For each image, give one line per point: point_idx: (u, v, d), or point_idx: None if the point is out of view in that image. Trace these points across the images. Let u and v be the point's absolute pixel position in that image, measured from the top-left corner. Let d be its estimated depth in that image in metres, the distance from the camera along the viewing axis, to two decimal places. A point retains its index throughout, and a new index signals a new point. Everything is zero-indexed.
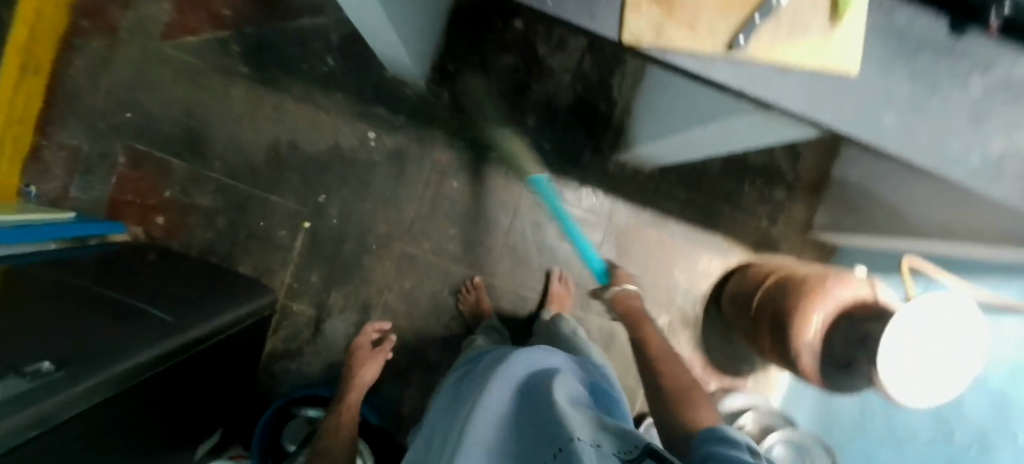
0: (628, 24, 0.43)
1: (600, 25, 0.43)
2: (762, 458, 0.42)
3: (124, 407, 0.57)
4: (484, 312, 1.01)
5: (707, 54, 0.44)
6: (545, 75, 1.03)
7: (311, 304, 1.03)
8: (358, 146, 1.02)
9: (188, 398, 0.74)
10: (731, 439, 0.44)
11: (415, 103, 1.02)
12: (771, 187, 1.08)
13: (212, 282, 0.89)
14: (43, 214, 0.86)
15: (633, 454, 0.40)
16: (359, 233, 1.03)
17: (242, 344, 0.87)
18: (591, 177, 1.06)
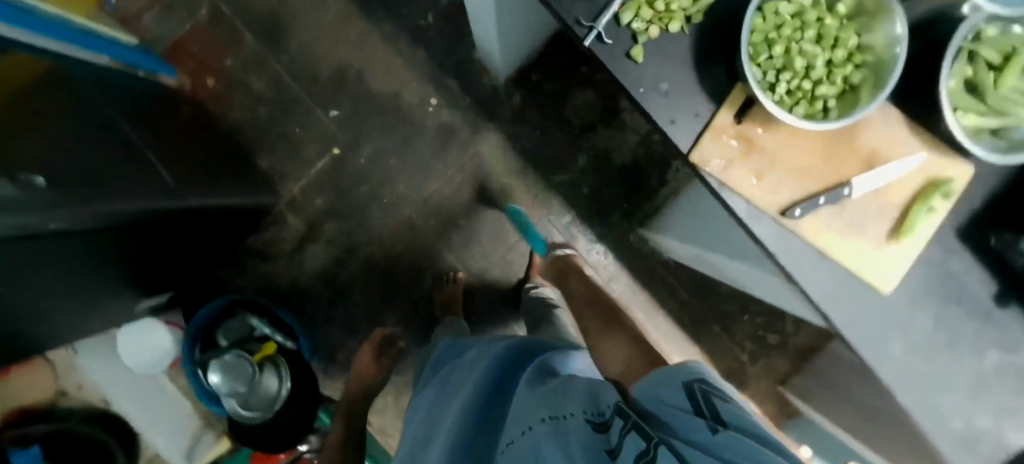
0: (700, 147, 0.43)
1: (675, 135, 0.44)
2: (705, 391, 0.33)
3: (104, 247, 0.59)
4: (450, 307, 0.98)
5: (759, 209, 0.44)
6: (615, 126, 1.02)
7: (304, 222, 1.04)
8: (417, 105, 1.03)
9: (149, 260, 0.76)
10: (696, 405, 0.32)
11: (486, 93, 1.02)
12: (769, 329, 1.05)
13: (229, 162, 0.93)
14: (114, 32, 0.88)
15: (602, 416, 0.35)
16: (377, 181, 1.04)
17: (218, 230, 0.88)
18: (609, 237, 1.05)
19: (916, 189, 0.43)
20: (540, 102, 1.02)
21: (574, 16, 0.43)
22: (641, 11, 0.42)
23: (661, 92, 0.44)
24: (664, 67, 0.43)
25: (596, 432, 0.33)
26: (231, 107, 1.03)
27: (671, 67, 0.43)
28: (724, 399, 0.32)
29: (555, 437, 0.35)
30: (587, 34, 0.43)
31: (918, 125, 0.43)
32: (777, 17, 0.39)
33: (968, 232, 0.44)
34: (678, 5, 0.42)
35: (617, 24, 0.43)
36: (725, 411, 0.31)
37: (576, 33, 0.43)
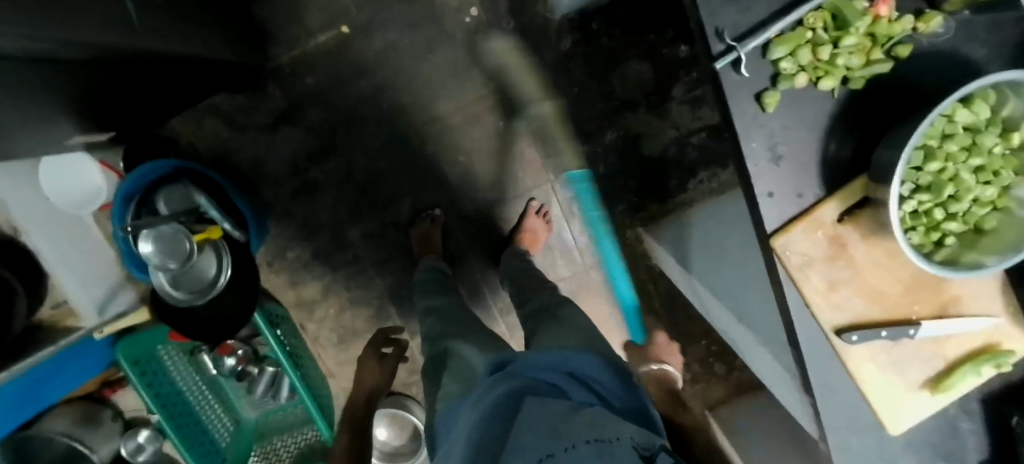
0: (788, 233, 0.37)
1: (764, 208, 0.37)
2: None
3: (35, 72, 0.45)
4: (428, 245, 0.90)
5: (811, 311, 0.39)
6: (661, 114, 0.87)
7: (286, 100, 0.89)
8: (453, 9, 0.84)
9: (80, 94, 0.59)
10: None
11: (537, 24, 0.85)
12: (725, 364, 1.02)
13: (226, 15, 0.78)
14: None
15: (652, 451, 0.32)
16: (382, 82, 0.88)
17: (167, 77, 0.70)
18: (607, 225, 0.95)
19: (973, 350, 0.40)
20: (591, 56, 0.85)
21: (716, 23, 0.33)
22: (798, 52, 0.33)
23: (774, 156, 0.36)
24: (790, 127, 0.35)
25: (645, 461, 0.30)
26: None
27: (798, 130, 0.35)
28: None
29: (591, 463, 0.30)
30: (722, 53, 0.33)
31: (1012, 286, 0.39)
32: (952, 124, 0.32)
33: (997, 402, 0.41)
34: (846, 61, 0.33)
35: (763, 55, 0.34)
36: None
37: (712, 46, 0.33)
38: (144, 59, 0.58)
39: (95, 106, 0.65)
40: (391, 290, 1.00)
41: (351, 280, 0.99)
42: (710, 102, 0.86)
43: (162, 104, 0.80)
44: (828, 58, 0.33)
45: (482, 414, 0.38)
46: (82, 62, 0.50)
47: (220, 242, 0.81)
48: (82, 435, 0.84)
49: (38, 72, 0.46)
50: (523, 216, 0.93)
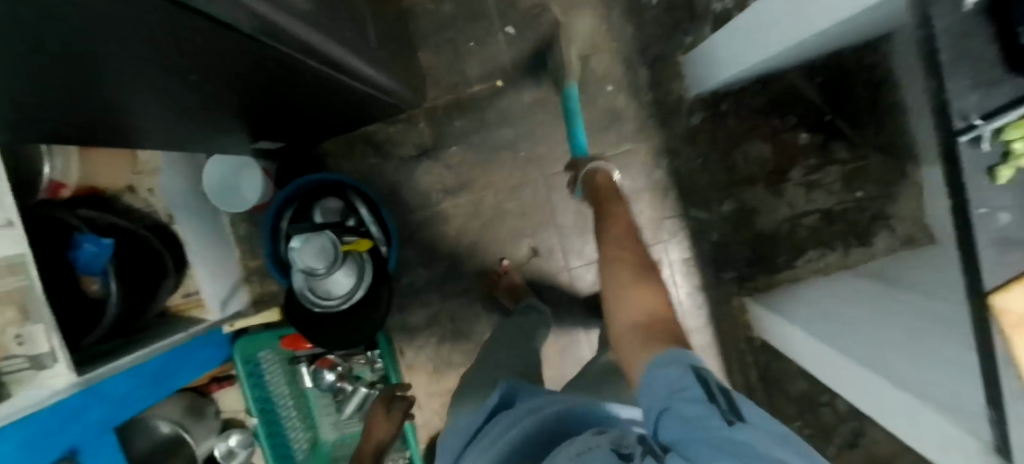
0: (1007, 295, 0.39)
1: (985, 272, 0.40)
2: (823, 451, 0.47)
3: (243, 62, 0.49)
4: (519, 295, 0.95)
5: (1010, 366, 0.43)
6: (775, 192, 0.95)
7: (431, 136, 0.97)
8: (598, 79, 0.94)
9: (255, 90, 0.62)
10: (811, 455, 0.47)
11: (670, 100, 0.94)
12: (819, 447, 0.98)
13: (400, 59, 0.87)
14: None
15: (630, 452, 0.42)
16: (523, 132, 0.97)
17: (337, 99, 0.76)
18: (712, 290, 0.98)
19: None
20: (716, 134, 0.94)
21: (959, 106, 0.39)
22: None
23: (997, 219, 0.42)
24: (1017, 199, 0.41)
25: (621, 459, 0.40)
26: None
27: None
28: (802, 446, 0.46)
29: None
30: (964, 130, 0.39)
31: None
32: None
33: None
34: None
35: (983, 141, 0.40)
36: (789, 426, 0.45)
37: (953, 124, 0.39)
38: (326, 78, 0.61)
39: (259, 107, 0.71)
40: (492, 326, 1.02)
41: (458, 311, 1.02)
42: (825, 187, 0.94)
43: (332, 125, 0.88)
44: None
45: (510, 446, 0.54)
46: (290, 70, 0.55)
47: (362, 257, 0.84)
48: (187, 423, 0.85)
49: (245, 58, 0.48)
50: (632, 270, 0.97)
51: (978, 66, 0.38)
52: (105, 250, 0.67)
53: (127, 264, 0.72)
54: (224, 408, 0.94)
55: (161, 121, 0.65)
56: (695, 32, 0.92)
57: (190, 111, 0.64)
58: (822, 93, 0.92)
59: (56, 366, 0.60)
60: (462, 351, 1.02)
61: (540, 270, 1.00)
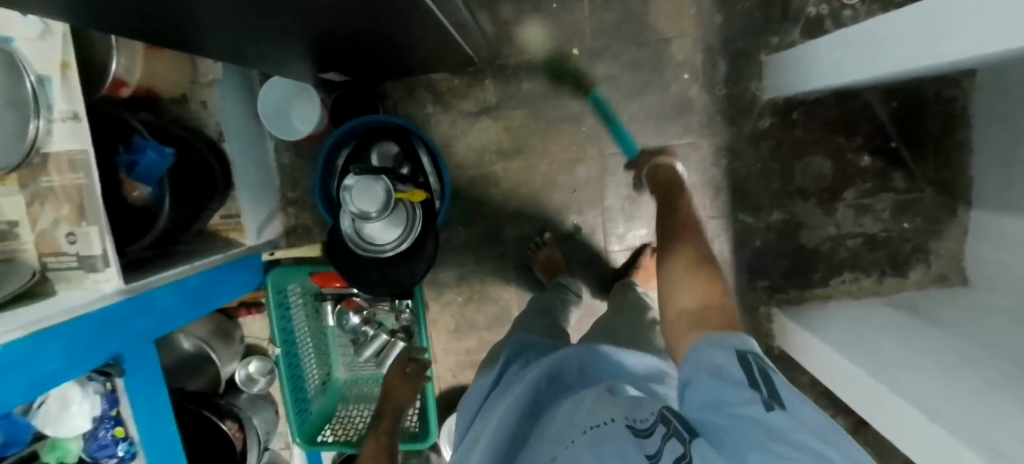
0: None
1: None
2: (752, 364, 0.37)
3: None
4: (553, 270, 0.94)
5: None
6: (825, 209, 0.95)
7: (496, 94, 0.95)
8: (676, 65, 0.92)
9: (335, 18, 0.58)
10: (752, 376, 0.35)
11: (744, 99, 0.92)
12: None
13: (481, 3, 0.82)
14: None
15: (647, 423, 0.38)
16: (589, 106, 0.94)
17: (412, 37, 0.71)
18: (742, 294, 1.00)
19: None
20: (780, 141, 0.93)
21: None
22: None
23: None
24: None
25: (636, 439, 0.37)
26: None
27: None
28: (768, 378, 0.35)
29: (595, 447, 0.38)
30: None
31: None
32: None
33: None
34: None
35: None
36: (763, 380, 0.35)
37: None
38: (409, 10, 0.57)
39: (339, 37, 0.67)
40: (521, 295, 1.02)
41: (490, 275, 1.02)
42: (874, 213, 0.95)
43: (400, 66, 0.85)
44: None
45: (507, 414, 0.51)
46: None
47: (414, 205, 0.82)
48: (213, 342, 0.84)
49: None
50: (637, 252, 0.97)
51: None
52: (166, 160, 0.65)
53: (178, 176, 0.70)
54: (249, 334, 0.94)
55: (239, 33, 0.62)
56: (782, 32, 0.90)
57: (261, 28, 0.60)
58: (895, 118, 0.91)
59: (108, 271, 0.59)
60: (487, 315, 1.03)
61: (579, 248, 1.00)
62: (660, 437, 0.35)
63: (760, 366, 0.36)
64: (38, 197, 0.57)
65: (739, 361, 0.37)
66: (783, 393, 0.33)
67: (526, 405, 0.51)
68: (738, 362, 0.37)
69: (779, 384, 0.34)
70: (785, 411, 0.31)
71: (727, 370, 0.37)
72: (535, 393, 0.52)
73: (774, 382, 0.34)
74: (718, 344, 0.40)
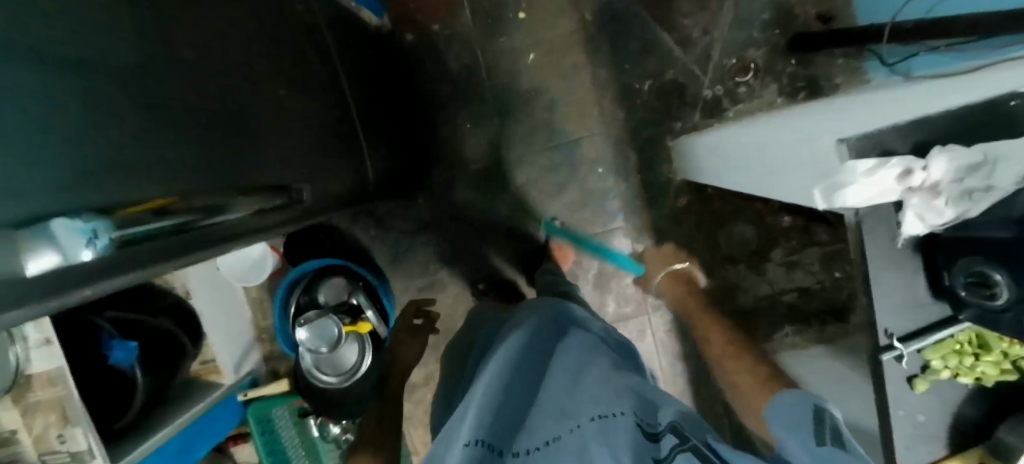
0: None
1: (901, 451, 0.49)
2: (832, 425, 0.45)
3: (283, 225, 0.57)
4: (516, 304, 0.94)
5: None
6: (757, 270, 0.99)
7: (430, 209, 1.03)
8: (589, 162, 1.00)
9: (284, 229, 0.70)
10: (827, 434, 0.44)
11: (659, 181, 0.99)
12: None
13: (399, 94, 0.95)
14: None
15: (655, 429, 0.40)
16: (518, 206, 1.02)
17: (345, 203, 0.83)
18: (694, 360, 1.04)
19: None
20: (702, 215, 0.99)
21: (884, 325, 0.46)
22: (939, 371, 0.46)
23: (912, 419, 0.48)
24: (923, 401, 0.48)
25: (650, 444, 0.38)
26: (404, 44, 1.00)
27: (933, 407, 0.48)
28: (845, 441, 0.43)
29: (605, 438, 0.38)
30: (887, 346, 0.46)
31: None
32: None
33: None
34: (981, 369, 0.46)
35: (919, 351, 0.46)
36: (840, 438, 0.43)
37: (879, 338, 0.46)
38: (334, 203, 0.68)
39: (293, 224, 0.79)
40: None
41: None
42: (806, 267, 0.99)
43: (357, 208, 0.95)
44: (970, 365, 0.46)
45: (506, 375, 0.47)
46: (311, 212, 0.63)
47: (365, 335, 0.90)
48: None
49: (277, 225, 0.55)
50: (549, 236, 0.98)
51: (881, 286, 0.45)
52: (131, 352, 0.75)
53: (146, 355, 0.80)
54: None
55: None
56: (683, 117, 0.98)
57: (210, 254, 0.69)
58: None
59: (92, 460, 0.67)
60: None
61: None
62: (669, 446, 0.37)
63: (836, 429, 0.45)
64: (28, 408, 0.68)
65: (820, 425, 0.45)
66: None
67: (519, 376, 0.48)
68: (816, 425, 0.45)
69: (851, 445, 0.42)
70: (844, 452, 0.40)
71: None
72: (528, 369, 0.50)
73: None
74: (792, 417, 0.49)
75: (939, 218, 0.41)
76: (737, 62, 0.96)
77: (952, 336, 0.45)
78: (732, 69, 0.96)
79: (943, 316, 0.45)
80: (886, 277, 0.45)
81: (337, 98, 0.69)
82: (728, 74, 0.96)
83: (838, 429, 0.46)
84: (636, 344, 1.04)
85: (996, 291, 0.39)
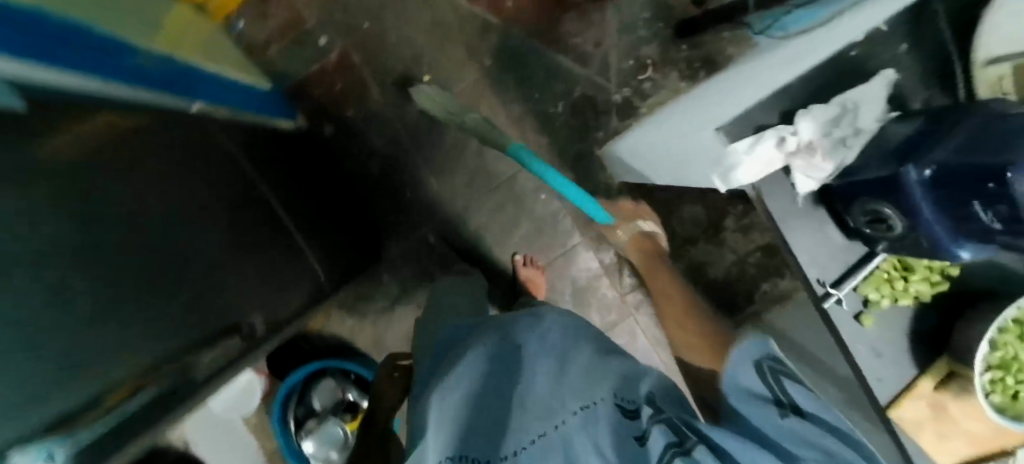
0: (899, 407, 0.48)
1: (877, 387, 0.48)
2: (770, 363, 0.51)
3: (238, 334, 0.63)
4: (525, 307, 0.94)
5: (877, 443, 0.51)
6: (717, 242, 1.04)
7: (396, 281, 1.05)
8: (530, 192, 1.04)
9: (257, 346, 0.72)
10: (765, 378, 0.49)
11: (601, 190, 1.04)
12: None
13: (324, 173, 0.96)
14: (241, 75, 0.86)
15: (631, 406, 0.43)
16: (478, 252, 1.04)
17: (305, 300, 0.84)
18: None
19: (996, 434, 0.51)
20: (648, 207, 1.03)
21: (816, 276, 0.48)
22: (890, 295, 0.46)
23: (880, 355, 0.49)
24: (888, 337, 0.48)
25: (629, 422, 0.41)
26: (322, 134, 1.03)
27: (892, 339, 0.48)
28: (784, 379, 0.49)
29: (589, 432, 0.40)
30: (823, 295, 0.48)
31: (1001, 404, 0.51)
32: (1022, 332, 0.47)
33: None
34: (915, 288, 0.46)
35: (854, 291, 0.48)
36: (779, 374, 0.50)
37: (813, 290, 0.48)
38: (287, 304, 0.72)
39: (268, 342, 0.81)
40: None
41: None
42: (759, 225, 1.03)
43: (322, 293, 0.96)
44: (903, 288, 0.46)
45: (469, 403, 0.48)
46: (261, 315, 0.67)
47: None
48: None
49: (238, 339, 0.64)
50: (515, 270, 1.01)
51: (805, 243, 0.48)
52: None
53: None
54: None
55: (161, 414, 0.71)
56: (602, 125, 1.03)
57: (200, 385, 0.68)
58: None
59: None
60: None
61: None
62: (646, 419, 0.42)
63: (774, 370, 0.50)
64: None
65: (759, 370, 0.50)
66: (796, 402, 0.45)
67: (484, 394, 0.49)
68: (757, 371, 0.50)
69: (795, 388, 0.48)
70: (800, 417, 0.43)
71: (751, 382, 0.49)
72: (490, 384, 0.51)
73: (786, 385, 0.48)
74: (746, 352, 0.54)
75: (823, 177, 0.45)
76: (635, 62, 1.01)
77: (875, 267, 0.47)
78: (633, 69, 1.02)
79: (862, 254, 0.48)
80: (801, 231, 0.48)
81: (252, 188, 0.69)
82: (631, 74, 1.02)
83: (778, 365, 0.52)
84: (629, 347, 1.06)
85: (889, 222, 0.42)
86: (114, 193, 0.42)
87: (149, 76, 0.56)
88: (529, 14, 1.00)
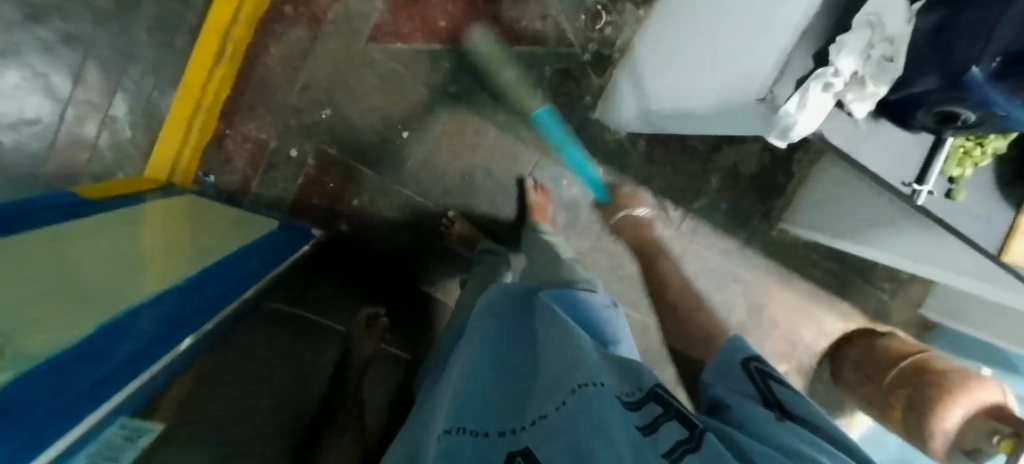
0: (1011, 251, 0.51)
1: (984, 240, 0.52)
2: (762, 385, 0.45)
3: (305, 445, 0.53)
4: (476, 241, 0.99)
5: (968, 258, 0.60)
6: (737, 141, 1.06)
7: None
8: (552, 184, 1.05)
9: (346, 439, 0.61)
10: (760, 390, 0.45)
11: (613, 149, 1.04)
12: (902, 287, 1.14)
13: (355, 264, 0.98)
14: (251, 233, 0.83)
15: (634, 398, 0.40)
16: None
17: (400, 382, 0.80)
18: (753, 238, 1.10)
19: None
20: (662, 142, 1.05)
21: (898, 179, 0.49)
22: (970, 163, 0.49)
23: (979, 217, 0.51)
24: (977, 196, 0.51)
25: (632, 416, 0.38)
26: (342, 233, 1.02)
27: (982, 195, 0.51)
28: (782, 398, 0.43)
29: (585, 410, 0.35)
30: (910, 192, 0.50)
31: None
32: None
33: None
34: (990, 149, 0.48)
35: (937, 173, 0.50)
36: (779, 404, 0.42)
37: (902, 192, 0.49)
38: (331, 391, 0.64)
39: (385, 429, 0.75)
40: None
41: None
42: None
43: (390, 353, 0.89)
44: (978, 152, 0.48)
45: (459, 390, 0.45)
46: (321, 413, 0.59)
47: None
48: None
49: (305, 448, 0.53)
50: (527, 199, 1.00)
51: (879, 156, 0.49)
52: None
53: None
54: None
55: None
56: (586, 90, 1.01)
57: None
58: None
59: None
60: None
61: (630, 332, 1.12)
62: (652, 415, 0.38)
63: (764, 375, 0.46)
64: None
65: (747, 376, 0.47)
66: (780, 400, 0.43)
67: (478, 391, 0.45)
68: (746, 377, 0.47)
69: (784, 393, 0.43)
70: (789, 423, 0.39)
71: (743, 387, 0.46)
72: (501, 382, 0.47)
73: (776, 390, 0.44)
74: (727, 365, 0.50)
75: (879, 98, 0.46)
76: (586, 14, 0.99)
77: (950, 146, 0.48)
78: (587, 24, 0.99)
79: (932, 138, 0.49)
80: (870, 148, 0.49)
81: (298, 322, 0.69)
82: (588, 29, 0.99)
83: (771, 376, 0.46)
84: (702, 269, 1.10)
85: (961, 115, 0.42)
86: (203, 462, 0.39)
87: (183, 309, 0.55)
88: (468, 23, 0.96)
